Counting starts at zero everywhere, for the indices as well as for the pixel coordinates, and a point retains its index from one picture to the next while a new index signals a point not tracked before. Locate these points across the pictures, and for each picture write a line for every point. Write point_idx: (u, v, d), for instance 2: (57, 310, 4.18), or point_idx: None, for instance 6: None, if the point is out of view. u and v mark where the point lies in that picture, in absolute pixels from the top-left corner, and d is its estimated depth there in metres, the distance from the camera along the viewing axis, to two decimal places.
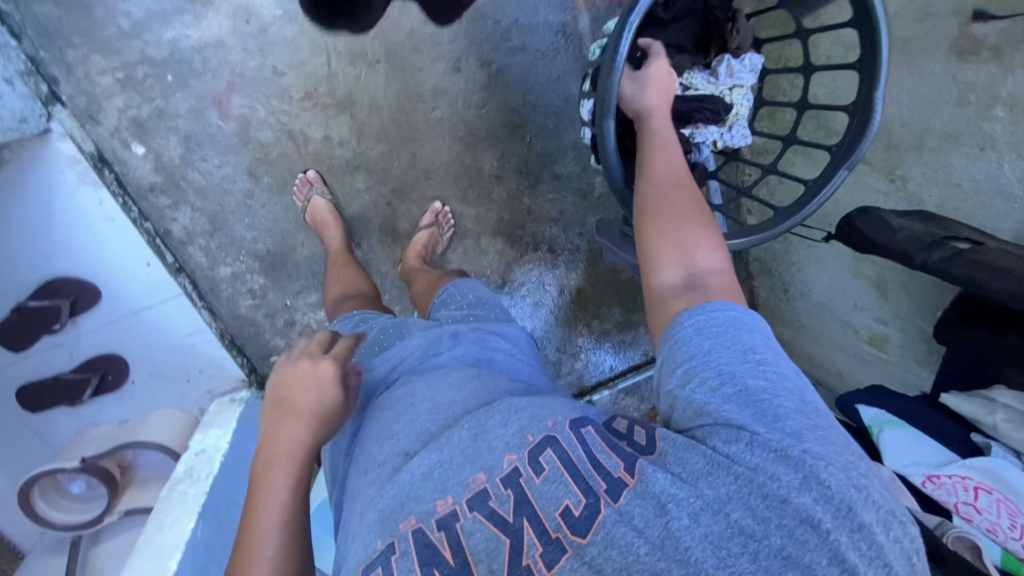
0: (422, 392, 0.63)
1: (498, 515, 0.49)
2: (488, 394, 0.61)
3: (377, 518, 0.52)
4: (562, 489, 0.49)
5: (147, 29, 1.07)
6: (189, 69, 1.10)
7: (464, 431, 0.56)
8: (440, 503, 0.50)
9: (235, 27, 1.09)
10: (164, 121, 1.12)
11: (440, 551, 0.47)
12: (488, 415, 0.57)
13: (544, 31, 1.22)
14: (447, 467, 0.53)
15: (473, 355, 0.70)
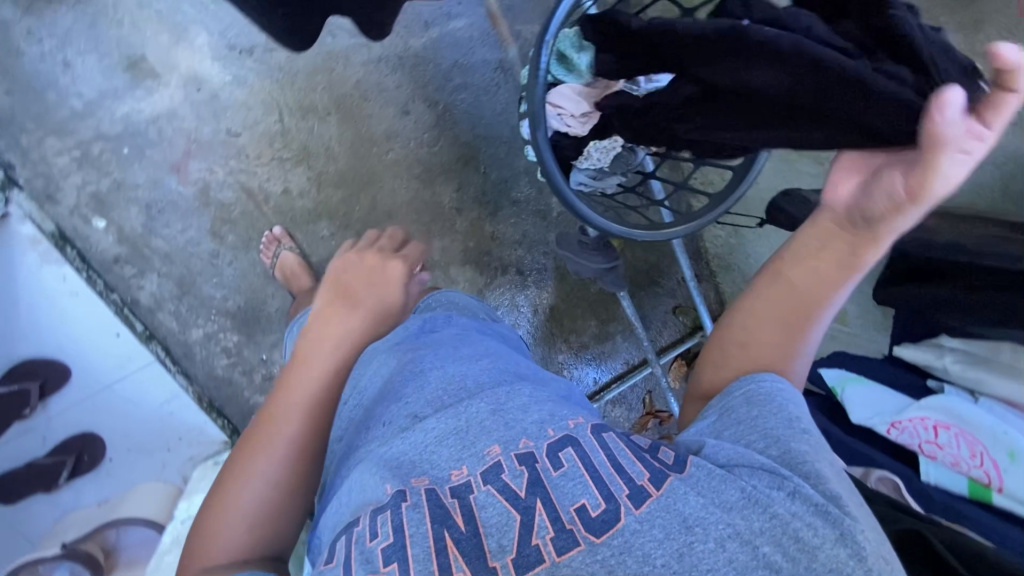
0: (437, 355, 0.65)
1: (510, 490, 0.51)
2: (500, 371, 0.63)
3: (384, 467, 0.55)
4: (580, 487, 0.51)
5: (100, 107, 1.11)
6: (144, 141, 1.13)
7: (481, 404, 0.58)
8: (454, 473, 0.53)
9: (187, 97, 1.14)
10: (124, 193, 1.14)
11: (449, 518, 0.50)
12: (508, 395, 0.59)
13: (484, 68, 1.29)
14: (463, 436, 0.55)
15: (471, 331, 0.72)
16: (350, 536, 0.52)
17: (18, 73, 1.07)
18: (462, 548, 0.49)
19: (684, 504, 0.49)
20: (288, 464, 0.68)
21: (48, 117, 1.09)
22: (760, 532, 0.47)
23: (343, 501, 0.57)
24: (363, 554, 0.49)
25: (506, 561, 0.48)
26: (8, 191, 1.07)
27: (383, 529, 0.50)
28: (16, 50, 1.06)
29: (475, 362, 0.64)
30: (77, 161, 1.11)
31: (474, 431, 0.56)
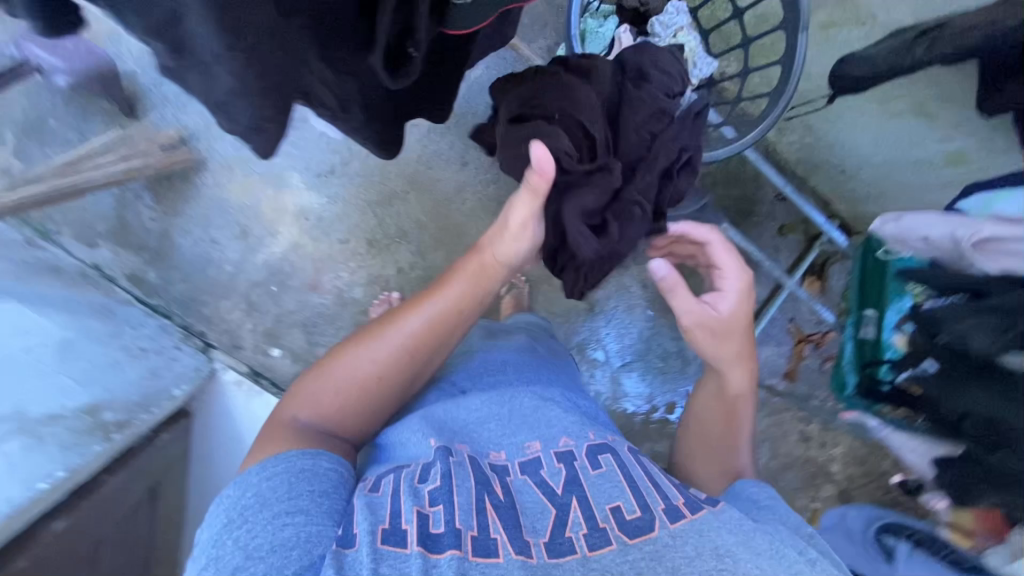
0: (489, 374, 0.91)
1: (548, 484, 0.70)
2: (535, 395, 0.86)
3: (435, 433, 0.77)
4: (618, 496, 0.69)
5: (247, 263, 1.34)
6: (285, 274, 1.35)
7: (524, 409, 0.83)
8: (495, 455, 0.77)
9: (303, 227, 1.35)
10: (285, 322, 1.36)
11: (491, 487, 0.69)
12: (548, 415, 0.82)
13: None
14: (506, 432, 0.80)
15: (503, 363, 0.94)
16: (398, 475, 0.71)
17: (180, 262, 1.30)
18: (501, 513, 0.65)
19: (708, 529, 0.64)
20: (377, 374, 0.81)
21: (214, 286, 1.33)
22: (751, 537, 0.64)
23: (382, 467, 0.77)
24: (410, 490, 0.67)
25: (537, 538, 0.63)
26: (210, 353, 1.28)
27: (433, 477, 0.69)
28: (177, 245, 1.30)
29: (507, 377, 0.90)
30: (245, 310, 1.34)
31: (520, 425, 0.81)
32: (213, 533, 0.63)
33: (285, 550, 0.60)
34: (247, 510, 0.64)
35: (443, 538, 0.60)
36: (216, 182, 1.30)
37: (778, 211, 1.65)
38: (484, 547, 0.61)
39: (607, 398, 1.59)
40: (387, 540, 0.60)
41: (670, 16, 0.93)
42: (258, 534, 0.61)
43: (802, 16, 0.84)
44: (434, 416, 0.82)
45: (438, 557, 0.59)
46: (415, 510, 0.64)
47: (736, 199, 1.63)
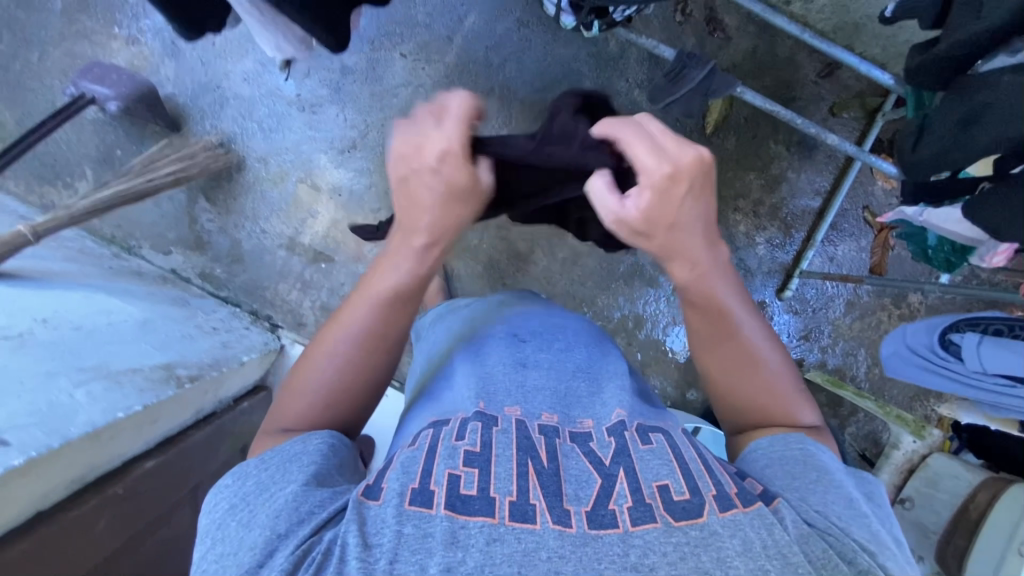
0: (542, 329, 0.79)
1: (596, 455, 0.61)
2: (592, 366, 0.75)
3: (481, 391, 0.68)
4: (667, 473, 0.58)
5: (295, 245, 1.45)
6: (330, 251, 1.45)
7: (579, 383, 0.72)
8: (546, 415, 0.66)
9: (337, 204, 1.44)
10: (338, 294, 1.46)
11: (535, 450, 0.60)
12: (606, 393, 0.71)
13: (509, 37, 1.41)
14: (558, 394, 0.69)
15: (554, 321, 0.82)
16: (436, 431, 0.63)
17: (239, 255, 1.44)
18: (541, 479, 0.57)
19: (766, 526, 0.53)
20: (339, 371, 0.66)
21: (271, 272, 1.45)
22: (806, 537, 0.54)
23: (427, 414, 0.70)
24: (448, 449, 0.59)
25: (579, 506, 0.54)
26: (277, 332, 1.42)
27: (471, 436, 0.60)
28: (233, 240, 1.44)
29: (558, 345, 0.77)
30: (302, 290, 1.45)
31: (571, 398, 0.70)
32: (203, 518, 0.55)
33: (288, 517, 0.53)
34: (247, 496, 0.55)
35: (477, 500, 0.54)
36: (256, 176, 1.42)
37: (825, 91, 1.49)
38: (522, 512, 0.53)
39: (664, 324, 1.53)
40: (415, 500, 0.54)
41: None
42: (247, 509, 0.54)
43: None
44: (483, 371, 0.71)
45: (468, 522, 0.52)
46: (447, 471, 0.56)
47: (771, 88, 1.48)
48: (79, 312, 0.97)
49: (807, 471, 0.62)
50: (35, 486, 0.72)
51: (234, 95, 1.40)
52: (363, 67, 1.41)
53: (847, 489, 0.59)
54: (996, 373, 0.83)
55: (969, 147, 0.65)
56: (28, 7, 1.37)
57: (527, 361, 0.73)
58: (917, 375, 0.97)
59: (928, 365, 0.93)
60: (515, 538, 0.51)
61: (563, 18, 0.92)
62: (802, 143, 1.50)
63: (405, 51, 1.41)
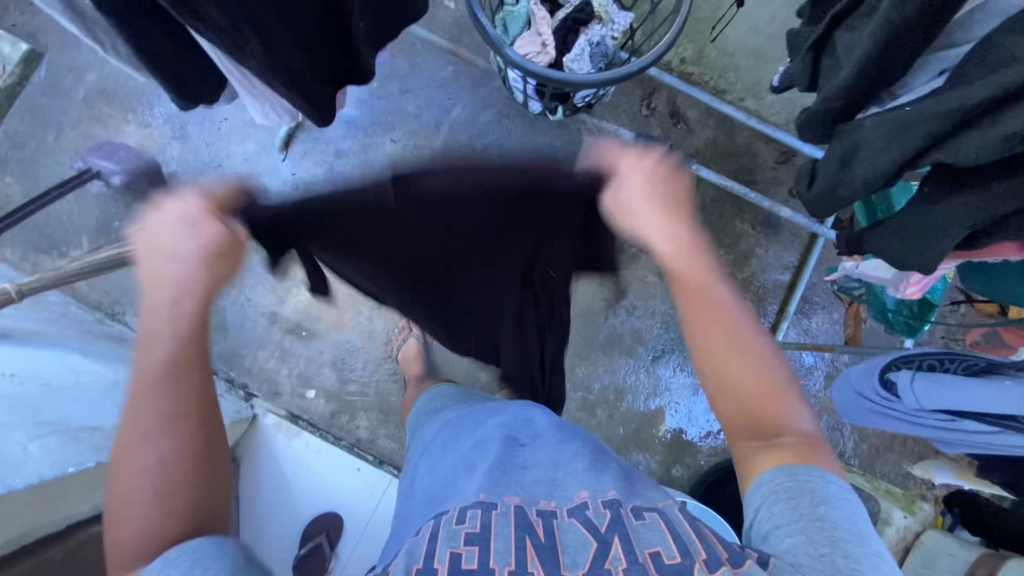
0: (540, 434, 0.78)
1: (592, 526, 0.59)
2: (590, 455, 0.73)
3: (484, 484, 0.66)
4: (660, 541, 0.56)
5: (277, 313, 1.48)
6: (313, 319, 1.49)
7: (576, 473, 0.69)
8: (545, 502, 0.64)
9: (323, 274, 1.49)
10: (318, 364, 1.48)
11: (533, 527, 0.59)
12: (605, 477, 0.68)
13: (492, 125, 1.54)
14: (555, 483, 0.68)
15: (545, 425, 0.81)
16: (436, 523, 0.62)
17: (221, 322, 1.47)
18: (539, 551, 0.56)
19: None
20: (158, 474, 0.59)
21: (250, 340, 1.47)
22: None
23: (430, 511, 0.68)
24: (449, 532, 0.59)
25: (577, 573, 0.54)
26: (251, 401, 1.41)
27: (471, 519, 0.60)
28: (219, 308, 1.47)
29: (550, 441, 0.76)
30: (280, 358, 1.47)
31: (568, 482, 0.67)
32: None
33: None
34: None
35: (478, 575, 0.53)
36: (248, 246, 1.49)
37: (783, 175, 1.61)
38: None
39: (644, 395, 1.52)
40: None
41: None
42: None
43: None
44: (488, 466, 0.70)
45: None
46: (449, 551, 0.56)
47: (733, 173, 1.61)
48: (50, 370, 0.97)
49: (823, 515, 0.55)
50: None
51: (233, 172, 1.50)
52: (356, 149, 1.52)
53: (858, 525, 0.55)
54: (934, 410, 0.85)
55: (848, 183, 0.78)
56: (52, 94, 1.50)
57: (526, 462, 0.71)
58: (873, 418, 0.99)
59: (883, 406, 0.95)
60: None
61: (530, 104, 1.04)
62: (767, 222, 1.59)
63: (396, 136, 1.53)
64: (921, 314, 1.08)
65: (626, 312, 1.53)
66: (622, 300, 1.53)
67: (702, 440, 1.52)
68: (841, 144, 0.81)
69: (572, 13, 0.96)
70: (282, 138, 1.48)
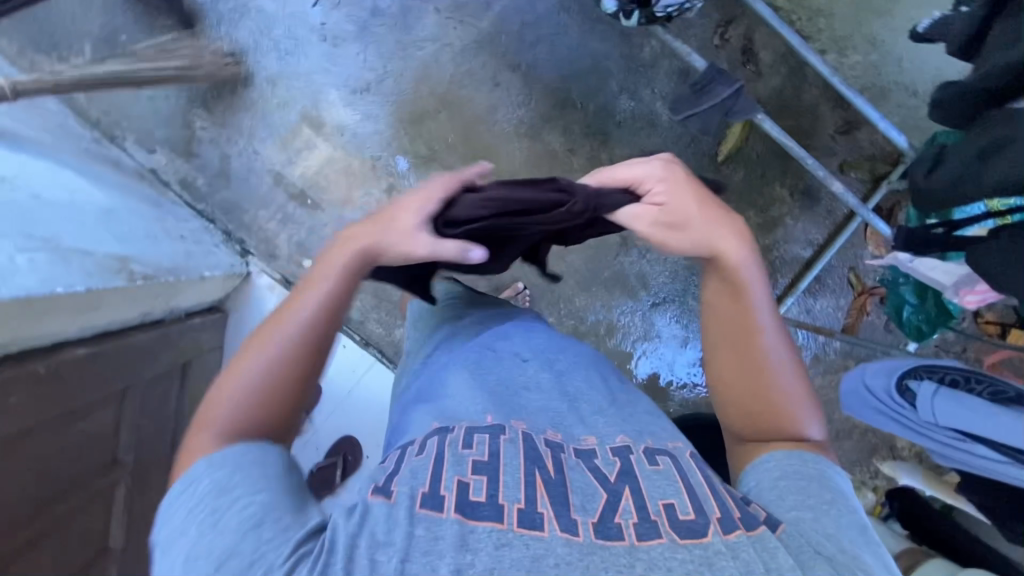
0: (546, 344, 0.78)
1: (602, 472, 0.58)
2: (609, 388, 0.73)
3: (489, 402, 0.67)
4: (673, 494, 0.56)
5: (283, 174, 1.42)
6: (319, 188, 1.43)
7: (581, 404, 0.69)
8: (551, 432, 0.63)
9: (338, 142, 1.42)
10: (318, 234, 1.43)
11: (542, 461, 0.57)
12: (628, 408, 0.69)
13: (548, 18, 1.41)
14: (557, 411, 0.67)
15: (543, 337, 0.80)
16: (441, 439, 0.61)
17: (225, 170, 1.40)
18: (549, 488, 0.54)
19: (767, 549, 0.52)
20: (283, 369, 0.65)
21: (253, 196, 1.42)
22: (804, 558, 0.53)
23: (429, 417, 0.68)
24: (454, 456, 0.57)
25: (588, 519, 0.52)
26: (246, 258, 1.41)
27: (479, 446, 0.58)
28: (223, 155, 1.40)
29: (539, 357, 0.75)
30: (281, 222, 1.43)
31: (570, 409, 0.68)
32: (164, 528, 0.53)
33: (210, 535, 0.51)
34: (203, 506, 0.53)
35: (485, 508, 0.52)
36: (262, 93, 1.39)
37: (838, 147, 1.50)
38: (531, 520, 0.51)
39: (634, 336, 1.53)
40: (426, 505, 0.52)
41: None
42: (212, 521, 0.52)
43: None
44: (489, 380, 0.71)
45: (478, 527, 0.50)
46: (458, 478, 0.55)
47: (789, 131, 1.50)
48: (38, 179, 0.93)
49: (823, 491, 0.61)
50: None
51: (257, 8, 1.36)
52: (394, 13, 1.39)
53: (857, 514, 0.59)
54: (948, 427, 0.93)
55: (987, 182, 0.73)
56: None
57: (528, 381, 0.71)
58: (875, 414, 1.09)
59: (888, 406, 1.04)
60: (523, 544, 0.49)
61: (604, 2, 0.92)
62: (806, 192, 1.51)
63: (440, 7, 1.40)
64: (934, 323, 1.06)
65: (638, 253, 1.49)
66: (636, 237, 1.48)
67: (677, 390, 1.55)
68: (981, 137, 0.74)
69: None
70: None
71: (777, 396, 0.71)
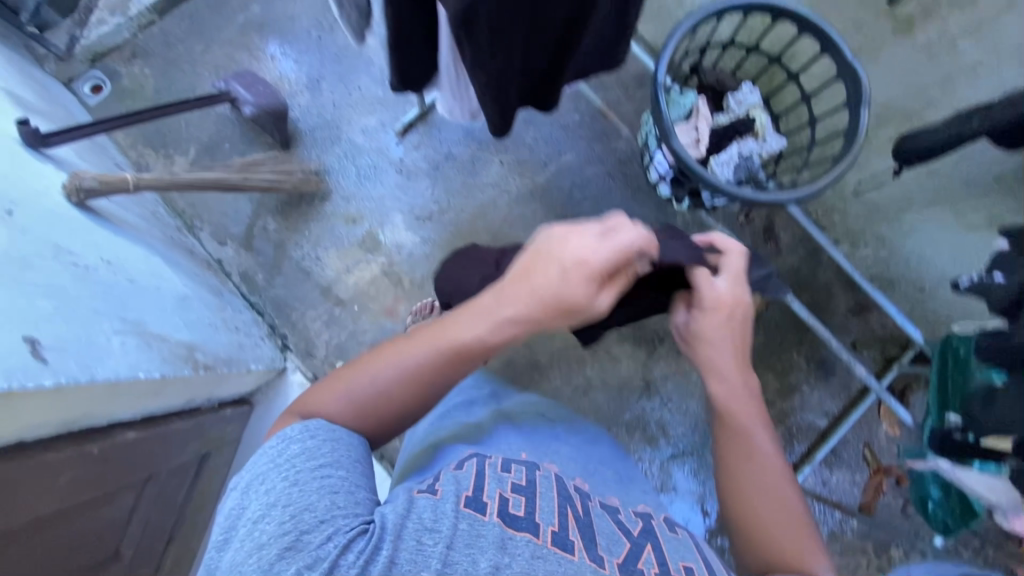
0: (571, 425, 0.91)
1: (625, 526, 0.66)
2: (622, 470, 0.84)
3: (526, 449, 0.78)
4: (692, 560, 0.63)
5: (338, 281, 1.52)
6: (367, 298, 1.52)
7: (606, 471, 0.82)
8: (576, 481, 0.75)
9: (394, 260, 1.54)
10: (357, 340, 1.50)
11: (572, 500, 0.67)
12: (642, 494, 0.80)
13: (595, 181, 1.61)
14: (587, 473, 0.78)
15: (567, 416, 0.93)
16: (480, 460, 0.71)
17: (285, 269, 1.51)
18: (580, 522, 0.62)
19: None
20: (422, 370, 0.74)
21: (304, 296, 1.51)
22: None
23: (462, 448, 0.77)
24: (495, 475, 0.67)
25: (614, 559, 0.59)
26: (285, 353, 1.46)
27: (517, 472, 0.69)
28: (286, 256, 1.51)
29: (564, 435, 0.87)
30: (325, 323, 1.50)
31: (596, 477, 0.79)
32: (255, 473, 0.62)
33: (290, 487, 0.59)
34: (293, 456, 0.62)
35: (522, 520, 0.60)
36: (335, 208, 1.54)
37: (850, 325, 1.61)
38: (562, 542, 0.58)
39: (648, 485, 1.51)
40: (469, 505, 0.61)
41: (743, 94, 1.02)
42: (303, 476, 0.60)
43: (864, 92, 0.86)
44: (529, 439, 0.81)
45: (516, 534, 0.58)
46: (499, 492, 0.64)
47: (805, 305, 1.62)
48: (136, 265, 1.01)
49: None
50: (51, 413, 0.69)
51: (348, 139, 1.56)
52: (465, 159, 1.59)
53: None
54: None
55: None
56: (216, 10, 1.56)
57: (555, 440, 0.84)
58: None
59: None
60: (555, 560, 0.56)
61: (660, 186, 1.05)
62: (821, 363, 1.59)
63: (505, 159, 1.60)
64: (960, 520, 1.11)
65: (660, 400, 1.54)
66: (658, 383, 1.54)
67: None
68: None
69: (731, 121, 1.01)
70: (403, 124, 1.56)
71: (794, 518, 0.75)
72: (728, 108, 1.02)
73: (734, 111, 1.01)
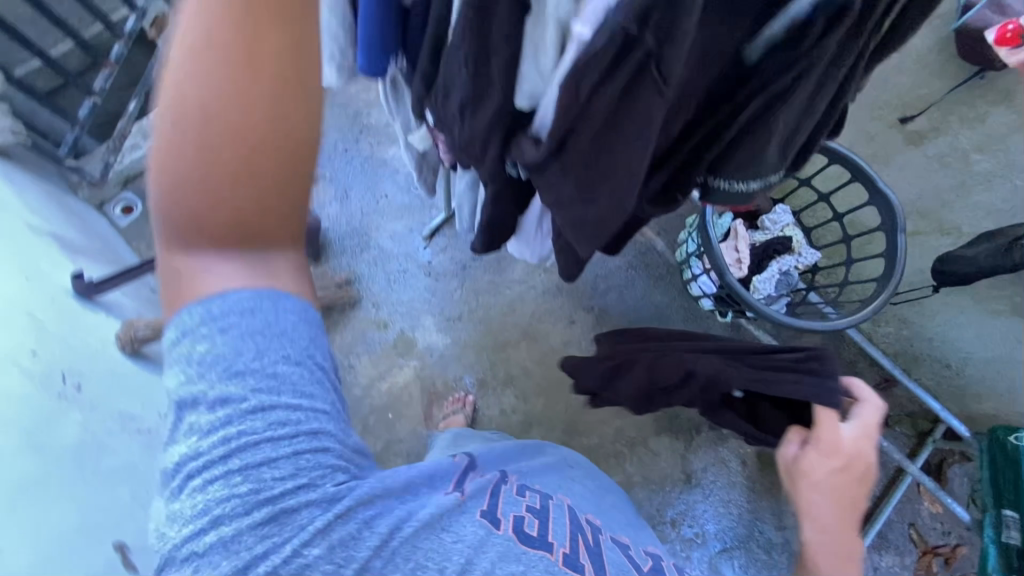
0: (579, 475, 0.96)
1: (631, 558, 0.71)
2: (623, 514, 0.90)
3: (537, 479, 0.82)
4: None
5: (371, 388, 1.52)
6: (401, 404, 1.51)
7: (613, 514, 0.87)
8: (587, 515, 0.79)
9: (426, 363, 1.54)
10: (393, 449, 1.48)
11: (582, 530, 0.70)
12: (645, 537, 0.86)
13: (619, 272, 1.64)
14: (596, 513, 0.83)
15: (572, 465, 0.98)
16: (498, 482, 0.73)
17: None
18: (590, 548, 0.66)
19: None
20: (208, 126, 0.44)
21: None
22: None
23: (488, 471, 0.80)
24: (510, 497, 0.69)
25: None
26: None
27: (531, 497, 0.72)
28: None
29: (579, 483, 0.92)
30: (360, 433, 1.48)
31: (605, 516, 0.84)
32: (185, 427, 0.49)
33: (235, 453, 0.48)
34: (218, 402, 0.47)
35: (537, 539, 0.63)
36: (366, 315, 1.56)
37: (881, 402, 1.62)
38: (573, 563, 0.62)
39: None
40: (486, 516, 0.63)
41: (777, 215, 1.10)
42: (235, 433, 0.48)
43: (899, 220, 0.92)
44: (547, 480, 0.85)
45: (530, 551, 0.60)
46: (513, 512, 0.66)
47: None
48: None
49: None
50: None
51: (377, 245, 1.60)
52: (491, 258, 1.62)
53: None
54: None
55: None
56: None
57: (567, 483, 0.88)
58: None
59: None
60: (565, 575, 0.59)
61: (703, 302, 1.09)
62: None
63: None
64: None
65: (701, 492, 1.52)
66: (698, 474, 1.52)
67: None
68: None
69: (768, 241, 1.08)
70: (430, 229, 1.59)
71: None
72: (765, 228, 1.09)
73: (771, 231, 1.08)
